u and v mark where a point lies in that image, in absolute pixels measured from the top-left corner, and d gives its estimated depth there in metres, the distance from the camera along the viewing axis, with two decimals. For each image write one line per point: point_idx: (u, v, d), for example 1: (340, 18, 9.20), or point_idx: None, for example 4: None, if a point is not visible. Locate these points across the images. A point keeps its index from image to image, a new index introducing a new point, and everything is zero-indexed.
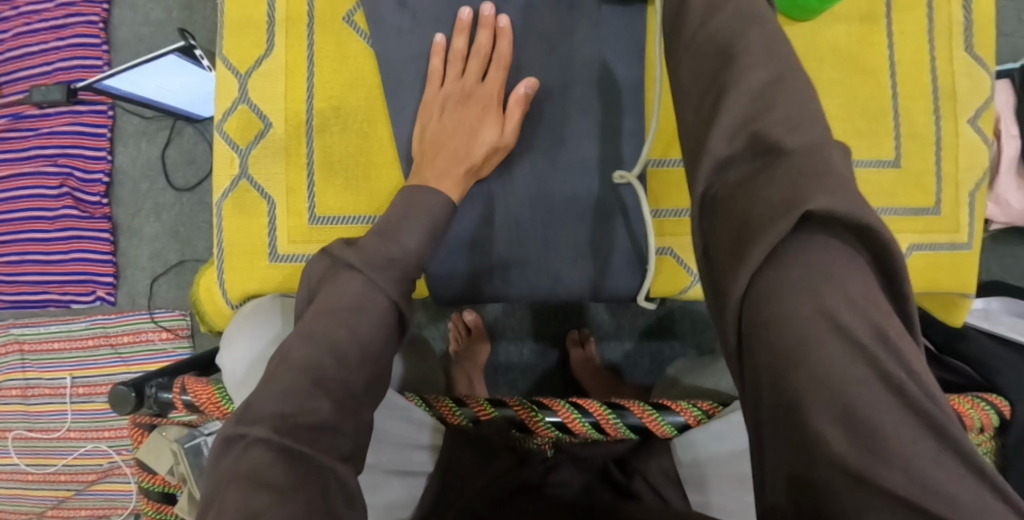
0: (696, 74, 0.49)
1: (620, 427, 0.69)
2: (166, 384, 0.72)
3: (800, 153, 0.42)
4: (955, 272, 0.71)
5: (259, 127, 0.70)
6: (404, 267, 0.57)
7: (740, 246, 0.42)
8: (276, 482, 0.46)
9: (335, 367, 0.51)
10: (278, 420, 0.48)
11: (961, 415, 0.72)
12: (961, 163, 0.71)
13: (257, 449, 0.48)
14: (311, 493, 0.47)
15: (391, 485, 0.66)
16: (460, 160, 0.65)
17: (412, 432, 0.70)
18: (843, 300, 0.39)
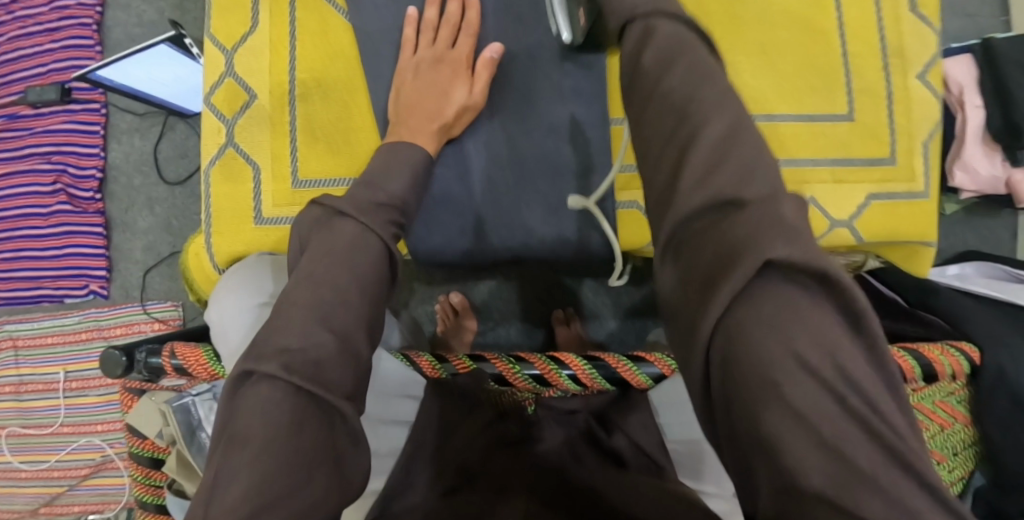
0: (658, 113, 0.47)
1: (598, 378, 0.71)
2: (155, 348, 0.73)
3: (762, 206, 0.40)
4: (914, 220, 0.73)
5: (245, 98, 0.73)
6: (388, 212, 0.59)
7: (706, 294, 0.40)
8: (285, 418, 0.48)
9: (329, 301, 0.52)
10: (285, 357, 0.50)
11: (932, 361, 0.74)
12: (914, 116, 0.74)
13: (265, 385, 0.49)
14: (319, 429, 0.50)
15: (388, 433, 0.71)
16: (433, 118, 0.68)
17: (397, 386, 0.74)
18: (813, 343, 0.37)
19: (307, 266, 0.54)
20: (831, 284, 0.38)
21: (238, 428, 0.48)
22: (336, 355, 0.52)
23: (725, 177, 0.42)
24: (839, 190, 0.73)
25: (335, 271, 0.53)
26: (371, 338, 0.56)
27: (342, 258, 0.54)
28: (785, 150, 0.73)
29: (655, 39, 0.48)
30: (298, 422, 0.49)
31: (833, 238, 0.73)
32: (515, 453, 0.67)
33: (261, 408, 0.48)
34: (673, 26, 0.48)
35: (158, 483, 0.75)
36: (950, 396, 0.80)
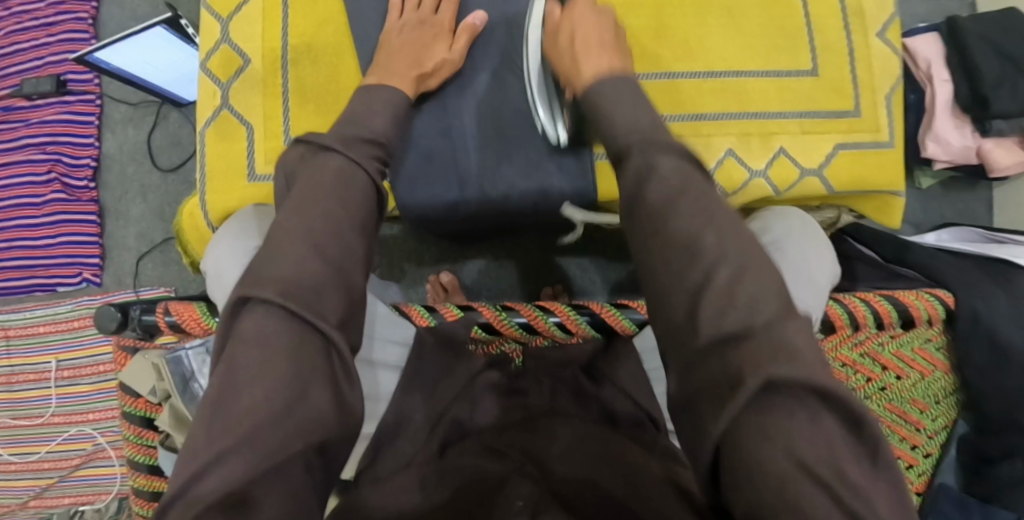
0: (662, 252, 0.49)
1: (584, 324, 0.72)
2: (149, 307, 0.74)
3: (762, 343, 0.44)
4: (881, 168, 0.76)
5: (239, 63, 0.76)
6: (373, 147, 0.61)
7: (711, 409, 0.44)
8: (282, 345, 0.49)
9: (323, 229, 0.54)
10: (286, 285, 0.50)
11: (907, 306, 0.77)
12: (874, 70, 0.77)
13: (262, 311, 0.50)
14: (314, 359, 0.50)
15: (382, 377, 0.72)
16: (414, 66, 0.70)
17: (385, 332, 0.74)
18: (822, 456, 0.41)
19: (296, 202, 0.55)
20: (826, 400, 0.43)
21: (235, 351, 0.49)
22: (332, 279, 0.52)
23: (737, 319, 0.45)
24: (808, 140, 0.75)
25: (323, 199, 0.55)
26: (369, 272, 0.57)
27: (330, 191, 0.56)
28: (754, 105, 0.75)
29: (657, 177, 0.51)
30: (295, 345, 0.49)
31: (804, 187, 0.75)
32: (507, 402, 0.67)
33: (259, 334, 0.49)
34: (677, 167, 0.52)
35: (150, 443, 0.74)
36: (928, 343, 0.82)
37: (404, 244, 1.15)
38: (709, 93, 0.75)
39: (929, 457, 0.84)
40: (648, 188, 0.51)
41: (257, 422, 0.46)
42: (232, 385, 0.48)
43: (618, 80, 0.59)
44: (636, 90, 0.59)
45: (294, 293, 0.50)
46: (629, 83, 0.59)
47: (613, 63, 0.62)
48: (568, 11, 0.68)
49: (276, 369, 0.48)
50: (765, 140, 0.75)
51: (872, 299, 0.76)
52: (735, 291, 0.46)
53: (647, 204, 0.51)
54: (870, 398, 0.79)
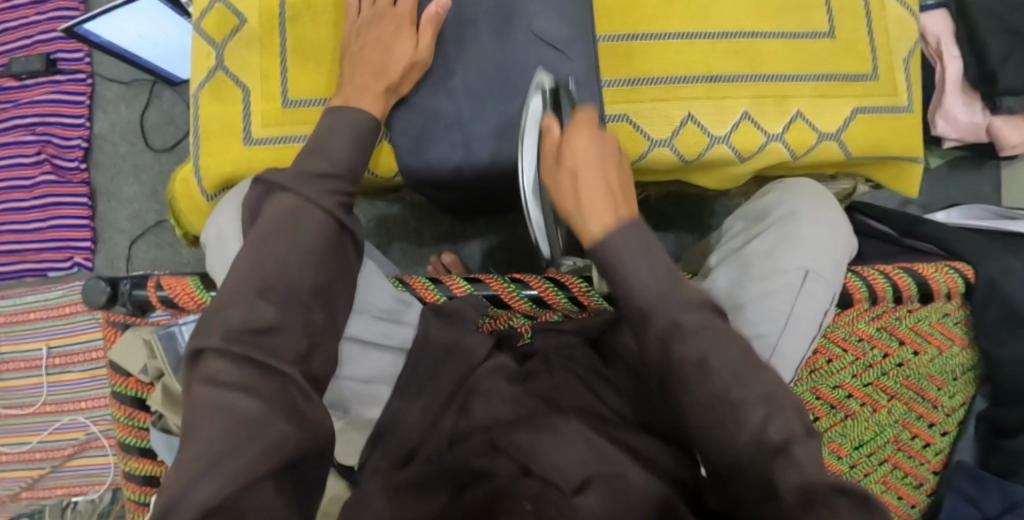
0: (695, 406, 0.50)
1: (596, 297, 0.70)
2: (139, 281, 0.70)
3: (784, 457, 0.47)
4: (898, 132, 0.74)
5: (234, 23, 0.73)
6: (330, 183, 0.58)
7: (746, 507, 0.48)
8: (231, 381, 0.50)
9: (278, 275, 0.53)
10: (228, 328, 0.51)
11: (926, 278, 0.76)
12: (891, 33, 0.75)
13: (213, 358, 0.51)
14: (270, 391, 0.51)
15: (370, 356, 0.66)
16: (379, 77, 0.67)
17: (379, 305, 0.67)
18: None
19: (250, 246, 0.54)
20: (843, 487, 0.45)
21: (195, 397, 0.50)
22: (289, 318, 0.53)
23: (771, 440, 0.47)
24: (825, 104, 0.73)
25: (276, 244, 0.54)
26: (326, 294, 0.55)
27: (281, 236, 0.54)
28: (768, 68, 0.73)
29: (684, 335, 0.50)
30: (251, 381, 0.50)
31: (821, 151, 0.74)
32: (515, 392, 0.65)
33: (216, 380, 0.50)
34: (703, 319, 0.51)
35: (142, 424, 0.71)
36: (947, 318, 0.80)
37: (403, 223, 1.12)
38: (723, 54, 0.73)
39: (947, 436, 0.83)
40: (675, 347, 0.50)
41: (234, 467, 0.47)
42: (198, 424, 0.49)
43: (632, 232, 0.53)
44: (649, 245, 0.53)
45: (239, 337, 0.51)
46: (643, 241, 0.53)
47: (620, 211, 0.54)
48: (567, 138, 0.55)
49: (240, 406, 0.49)
50: (781, 103, 0.73)
51: (891, 271, 0.75)
52: (764, 438, 0.48)
53: (674, 360, 0.50)
54: (887, 374, 0.78)
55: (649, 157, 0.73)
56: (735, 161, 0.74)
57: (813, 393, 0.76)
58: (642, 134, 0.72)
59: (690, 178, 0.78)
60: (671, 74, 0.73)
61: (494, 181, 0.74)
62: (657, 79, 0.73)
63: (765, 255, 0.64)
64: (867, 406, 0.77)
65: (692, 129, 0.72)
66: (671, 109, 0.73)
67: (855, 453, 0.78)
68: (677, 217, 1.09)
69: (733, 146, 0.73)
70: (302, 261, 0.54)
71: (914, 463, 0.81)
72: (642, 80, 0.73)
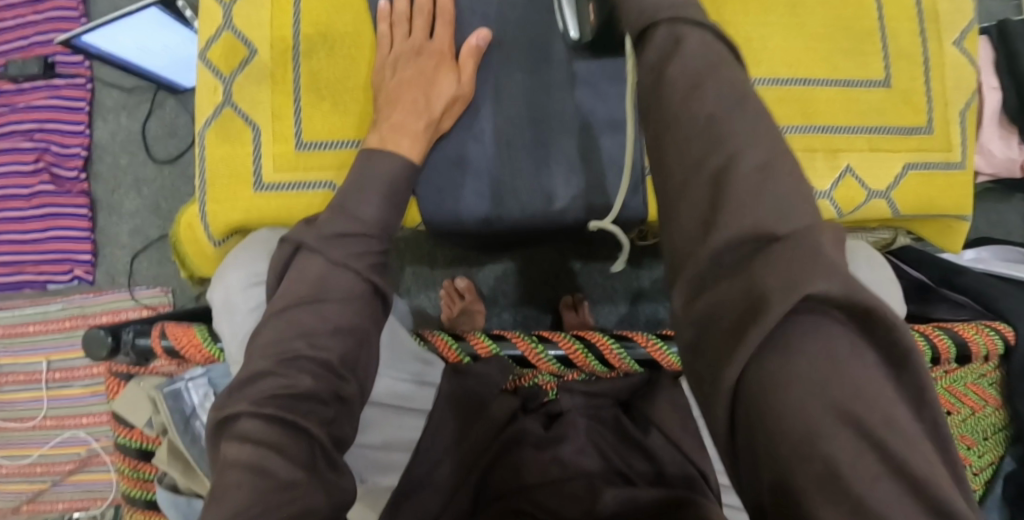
0: (685, 150, 0.41)
1: (626, 359, 0.68)
2: (144, 329, 0.67)
3: (794, 250, 0.36)
4: (950, 190, 0.71)
5: (244, 54, 0.68)
6: (362, 243, 0.54)
7: (732, 343, 0.36)
8: (263, 439, 0.45)
9: (307, 347, 0.49)
10: (255, 393, 0.47)
11: (968, 340, 0.73)
12: (948, 83, 0.71)
13: (246, 420, 0.46)
14: (298, 456, 0.46)
15: (389, 422, 0.65)
16: (420, 113, 0.63)
17: (394, 369, 0.67)
18: (847, 386, 0.34)
19: (276, 310, 0.50)
20: (870, 324, 0.35)
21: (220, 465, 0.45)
22: (316, 387, 0.48)
23: (763, 218, 0.37)
24: (875, 159, 0.70)
25: (302, 311, 0.50)
26: (353, 350, 0.51)
27: (310, 303, 0.50)
28: (820, 119, 0.69)
29: (682, 55, 0.43)
30: (280, 442, 0.46)
31: (869, 210, 0.70)
32: (542, 454, 0.64)
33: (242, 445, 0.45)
34: (706, 44, 0.43)
35: (147, 477, 0.69)
36: (982, 379, 0.79)
37: (416, 245, 1.08)
38: (772, 103, 0.69)
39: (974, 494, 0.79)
40: (670, 69, 0.43)
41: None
42: (223, 489, 0.44)
43: None
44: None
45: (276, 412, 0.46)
46: None
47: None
48: None
49: (275, 474, 0.44)
50: (830, 158, 0.69)
51: (931, 333, 0.72)
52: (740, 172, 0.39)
53: (666, 81, 0.43)
54: None
55: None
56: None
57: None
58: None
59: None
60: None
61: (526, 231, 0.71)
62: None
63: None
64: None
65: None
66: None
67: None
68: None
69: None
70: (334, 331, 0.50)
71: None
72: None
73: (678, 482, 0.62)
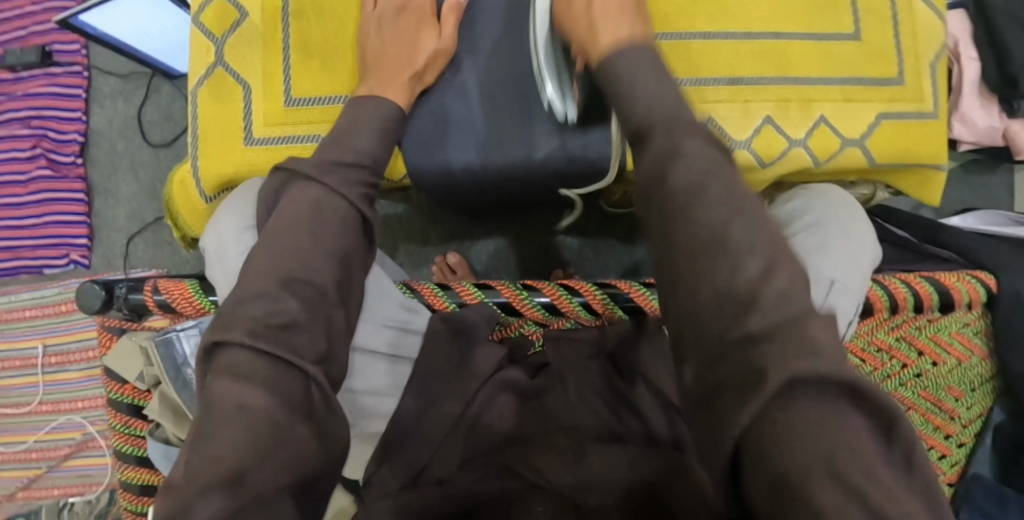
0: (685, 247, 0.43)
1: (611, 306, 0.69)
2: (136, 285, 0.68)
3: (793, 342, 0.38)
4: (924, 139, 0.72)
5: (235, 16, 0.70)
6: (356, 173, 0.56)
7: (729, 405, 0.38)
8: (256, 374, 0.46)
9: (296, 263, 0.50)
10: (251, 324, 0.47)
11: (949, 288, 0.74)
12: (919, 37, 0.73)
13: (237, 351, 0.46)
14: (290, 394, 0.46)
15: (378, 369, 0.66)
16: (404, 66, 0.66)
17: (383, 315, 0.68)
18: (840, 445, 0.36)
19: (267, 241, 0.51)
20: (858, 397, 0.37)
21: (212, 394, 0.45)
22: (306, 313, 0.49)
23: (763, 311, 0.40)
24: (849, 109, 0.71)
25: (300, 240, 0.51)
26: (344, 274, 0.52)
27: (305, 232, 0.51)
28: (794, 70, 0.71)
29: (683, 162, 0.45)
30: (275, 380, 0.46)
31: (845, 158, 0.72)
32: (529, 407, 0.65)
33: (233, 373, 0.45)
34: (706, 150, 0.45)
35: (139, 433, 0.69)
36: (966, 328, 0.79)
37: (408, 223, 1.10)
38: (746, 55, 0.70)
39: (962, 447, 0.81)
40: (671, 173, 0.45)
41: (252, 450, 0.43)
42: (212, 425, 0.44)
43: (638, 49, 0.53)
44: (657, 60, 0.52)
45: (267, 337, 0.46)
46: (653, 57, 0.52)
47: (634, 30, 0.56)
48: None
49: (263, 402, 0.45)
50: (805, 107, 0.71)
51: (912, 281, 0.73)
52: (756, 289, 0.40)
53: (667, 192, 0.44)
54: (905, 385, 0.76)
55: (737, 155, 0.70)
56: (757, 168, 0.72)
57: None
58: (731, 137, 0.70)
59: None
60: (694, 74, 0.70)
61: (512, 183, 0.73)
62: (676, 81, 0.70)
63: (817, 250, 0.62)
64: None
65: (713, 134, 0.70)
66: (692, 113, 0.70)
67: None
68: None
69: (755, 151, 0.70)
70: (323, 267, 0.51)
71: None
72: None
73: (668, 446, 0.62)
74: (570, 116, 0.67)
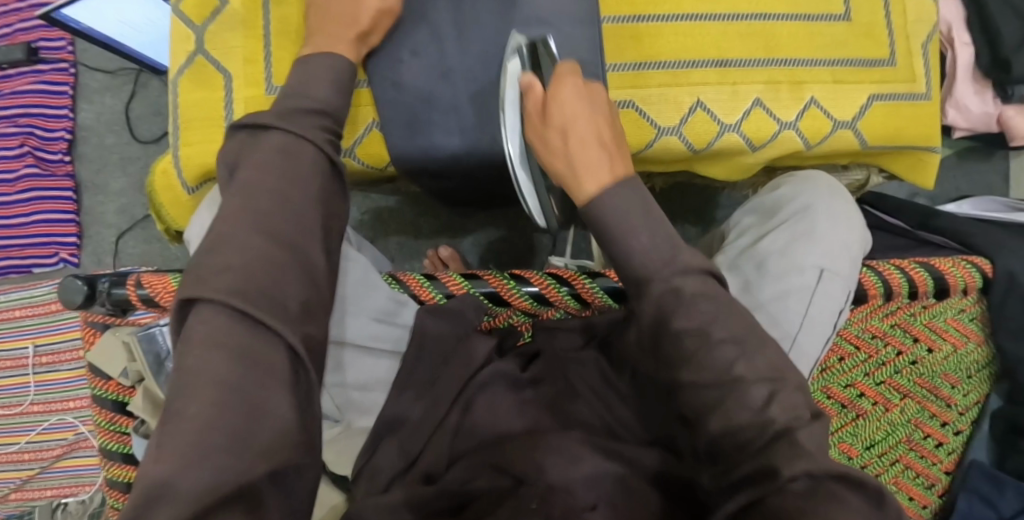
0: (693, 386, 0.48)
1: (600, 293, 0.67)
2: (119, 279, 0.67)
3: (786, 448, 0.44)
4: (917, 120, 0.72)
5: (216, 4, 0.70)
6: (317, 119, 0.55)
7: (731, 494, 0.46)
8: (233, 344, 0.44)
9: (281, 233, 0.49)
10: (233, 281, 0.46)
11: (945, 274, 0.73)
12: (909, 15, 0.73)
13: (213, 314, 0.45)
14: (268, 371, 0.45)
15: (364, 363, 0.65)
16: (348, 26, 0.63)
17: (366, 307, 0.65)
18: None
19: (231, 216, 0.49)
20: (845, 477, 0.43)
21: (188, 362, 0.44)
22: (285, 257, 0.48)
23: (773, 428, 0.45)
24: (841, 90, 0.70)
25: (276, 219, 0.49)
26: (327, 256, 0.52)
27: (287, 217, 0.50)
28: (783, 51, 0.70)
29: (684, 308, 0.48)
30: (252, 343, 0.45)
31: (837, 140, 0.71)
32: (520, 399, 0.65)
33: (210, 340, 0.44)
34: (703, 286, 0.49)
35: (124, 429, 0.68)
36: (961, 314, 0.78)
37: (399, 216, 1.09)
38: (735, 37, 0.70)
39: (960, 434, 0.80)
40: (673, 319, 0.48)
41: (233, 422, 0.43)
42: (187, 391, 0.43)
43: (626, 196, 0.51)
44: (645, 204, 0.51)
45: (244, 291, 0.46)
46: (641, 200, 0.51)
47: (616, 170, 0.53)
48: (553, 94, 0.55)
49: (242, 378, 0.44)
50: (796, 89, 0.70)
51: (906, 266, 0.72)
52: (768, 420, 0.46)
53: (672, 333, 0.48)
54: (900, 372, 0.75)
55: (727, 140, 0.69)
56: (748, 151, 0.71)
57: (824, 392, 0.73)
58: (720, 119, 0.69)
59: (698, 169, 0.75)
60: (682, 56, 0.69)
61: (495, 171, 0.72)
62: (665, 63, 0.69)
63: (804, 237, 0.62)
64: (880, 405, 0.74)
65: (701, 116, 0.69)
66: (682, 96, 0.69)
67: (867, 453, 0.73)
68: (682, 206, 1.06)
69: (745, 134, 0.69)
70: (308, 251, 0.50)
71: (926, 463, 0.78)
72: (648, 65, 0.69)
73: (661, 443, 0.62)
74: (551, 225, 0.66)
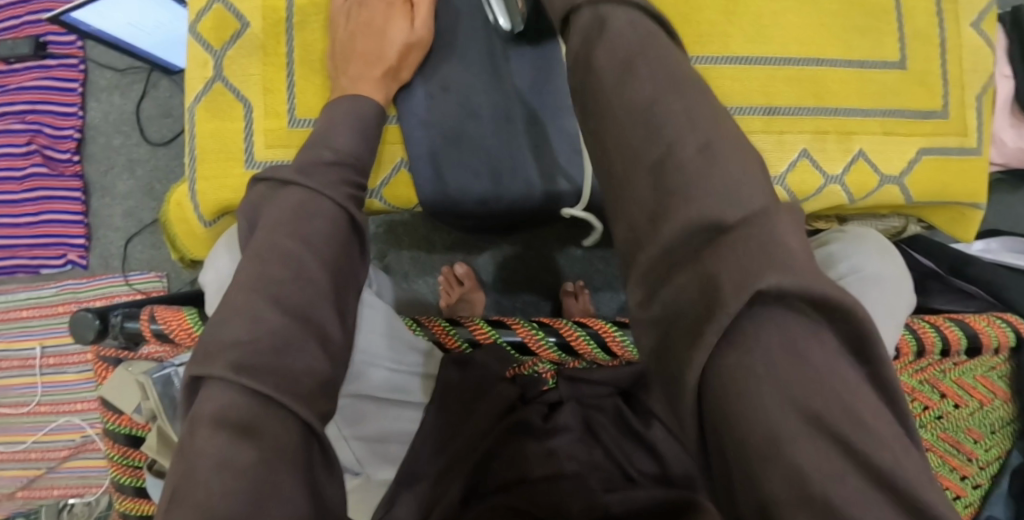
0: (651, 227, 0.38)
1: (629, 345, 0.66)
2: (132, 313, 0.66)
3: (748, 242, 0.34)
4: (966, 176, 0.70)
5: (235, 27, 0.67)
6: (338, 172, 0.53)
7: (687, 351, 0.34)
8: (241, 421, 0.42)
9: (299, 297, 0.46)
10: (240, 355, 0.43)
11: (979, 333, 0.72)
12: (966, 65, 0.70)
13: (220, 389, 0.43)
14: (276, 443, 0.43)
15: (384, 416, 0.64)
16: (374, 64, 0.62)
17: (385, 357, 0.64)
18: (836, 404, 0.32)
19: (248, 281, 0.46)
20: (831, 311, 0.33)
21: (197, 444, 0.42)
22: (301, 332, 0.46)
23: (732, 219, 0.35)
24: (891, 143, 0.68)
25: (290, 289, 0.46)
26: (344, 321, 0.50)
27: (306, 282, 0.47)
28: (833, 100, 0.67)
29: (609, 40, 0.42)
30: (264, 426, 0.42)
31: (882, 194, 0.69)
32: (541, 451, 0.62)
33: (219, 416, 0.42)
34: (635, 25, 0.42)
35: (137, 464, 0.67)
36: (991, 371, 0.78)
37: (414, 229, 1.07)
38: (784, 82, 0.66)
39: (978, 488, 0.77)
40: (596, 55, 0.43)
41: (241, 505, 0.40)
42: (192, 477, 0.41)
43: None
44: None
45: (253, 366, 0.43)
46: None
47: None
48: None
49: (248, 455, 0.41)
50: (843, 140, 0.67)
51: (941, 323, 0.70)
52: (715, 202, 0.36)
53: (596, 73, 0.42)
54: (926, 427, 0.72)
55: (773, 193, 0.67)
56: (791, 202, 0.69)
57: None
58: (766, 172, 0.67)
59: None
60: (730, 103, 0.66)
61: (522, 213, 0.71)
62: None
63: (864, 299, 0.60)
64: None
65: None
66: None
67: None
68: None
69: (789, 186, 0.67)
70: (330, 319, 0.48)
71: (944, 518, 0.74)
72: None
73: (681, 484, 0.60)
74: (517, 27, 0.63)
